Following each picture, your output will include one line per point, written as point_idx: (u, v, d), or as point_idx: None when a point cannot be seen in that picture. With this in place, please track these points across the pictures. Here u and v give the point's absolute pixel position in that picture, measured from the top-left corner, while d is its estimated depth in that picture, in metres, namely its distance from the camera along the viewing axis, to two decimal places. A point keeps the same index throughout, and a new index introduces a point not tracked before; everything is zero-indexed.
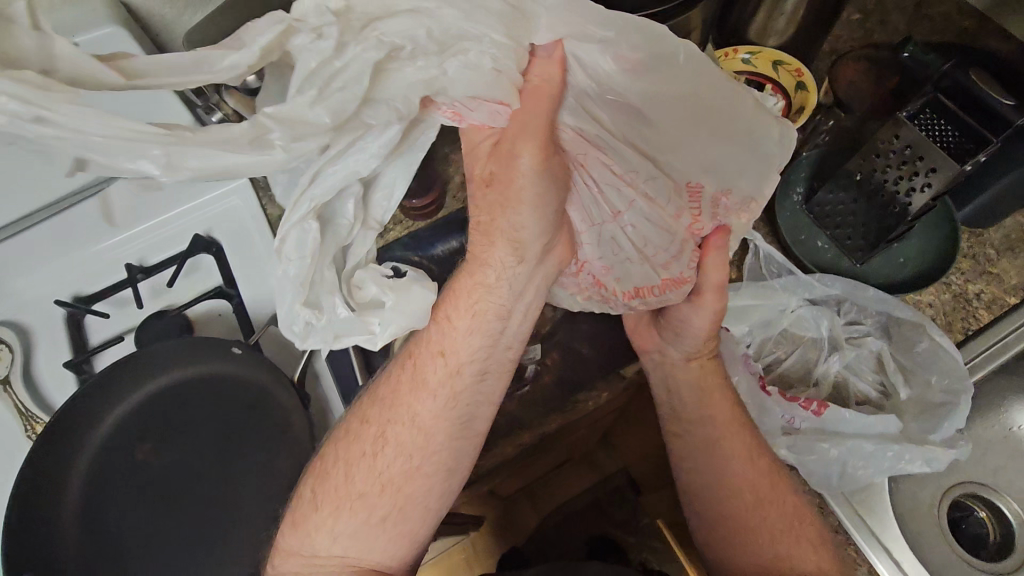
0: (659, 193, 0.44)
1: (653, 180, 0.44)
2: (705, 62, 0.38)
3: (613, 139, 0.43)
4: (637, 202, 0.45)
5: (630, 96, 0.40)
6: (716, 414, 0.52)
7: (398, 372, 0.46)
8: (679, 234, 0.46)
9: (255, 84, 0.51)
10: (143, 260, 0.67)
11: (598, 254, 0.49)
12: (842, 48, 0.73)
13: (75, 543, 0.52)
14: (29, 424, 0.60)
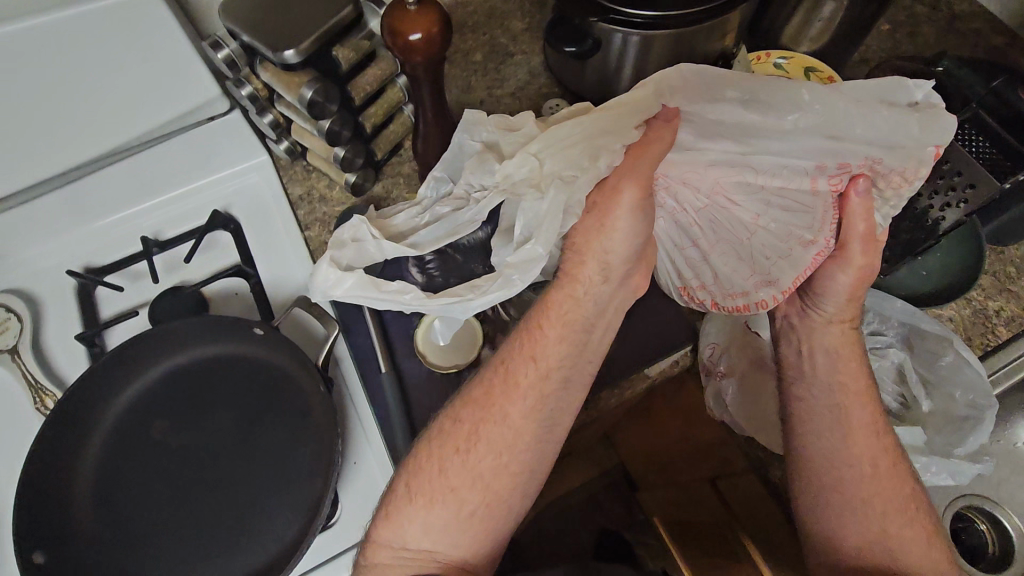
0: (793, 184, 0.43)
1: (786, 180, 0.43)
2: (820, 86, 0.40)
3: (737, 165, 0.43)
4: (772, 200, 0.45)
5: (742, 127, 0.41)
6: (816, 411, 0.50)
7: (489, 377, 0.45)
8: (820, 212, 0.45)
9: (294, 59, 0.50)
10: (159, 234, 0.66)
11: (725, 267, 0.49)
12: (872, 58, 0.73)
13: (87, 518, 0.51)
14: (38, 397, 0.58)
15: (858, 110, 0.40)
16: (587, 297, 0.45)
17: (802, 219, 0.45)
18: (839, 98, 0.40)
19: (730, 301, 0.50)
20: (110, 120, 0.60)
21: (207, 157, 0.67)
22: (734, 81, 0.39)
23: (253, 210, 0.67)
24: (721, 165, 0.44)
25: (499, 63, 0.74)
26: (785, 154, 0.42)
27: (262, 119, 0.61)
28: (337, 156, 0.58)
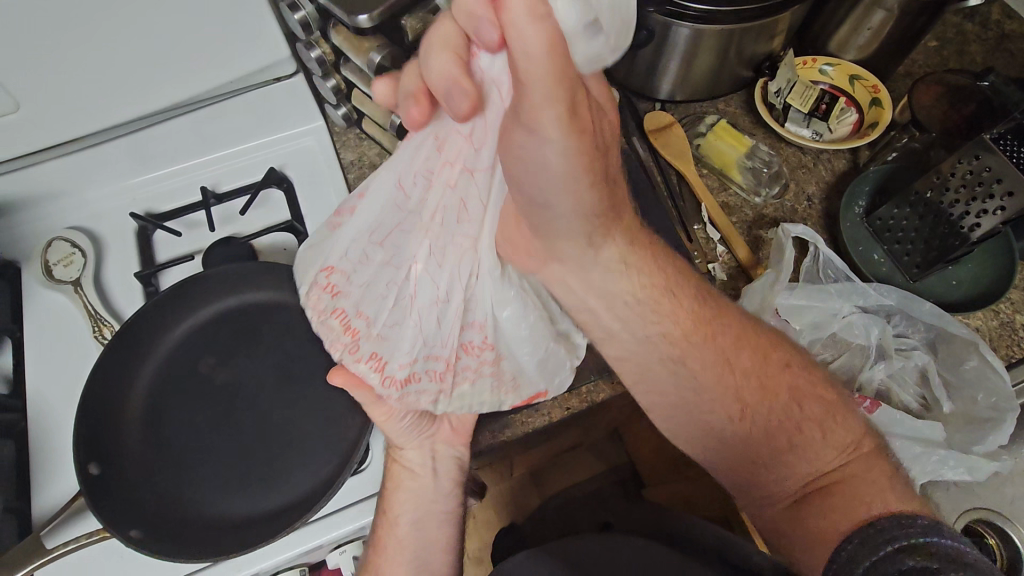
0: (446, 253, 0.41)
1: (447, 236, 0.41)
2: (484, 377, 0.47)
3: (457, 268, 0.42)
4: (422, 256, 0.41)
5: (447, 293, 0.43)
6: (744, 394, 0.51)
7: (376, 532, 0.55)
8: (450, 323, 0.44)
9: (366, 23, 0.52)
10: (218, 185, 0.70)
11: (358, 280, 0.44)
12: (917, 71, 0.74)
13: (135, 439, 0.54)
14: (96, 327, 0.61)
15: (501, 295, 0.45)
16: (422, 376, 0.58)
17: (443, 320, 0.43)
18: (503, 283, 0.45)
19: (355, 325, 0.44)
20: (181, 73, 0.63)
21: (268, 118, 0.71)
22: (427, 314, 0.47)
23: (307, 171, 0.71)
24: (472, 246, 0.42)
25: None
26: (449, 261, 0.42)
27: (325, 83, 0.65)
28: (394, 123, 0.62)
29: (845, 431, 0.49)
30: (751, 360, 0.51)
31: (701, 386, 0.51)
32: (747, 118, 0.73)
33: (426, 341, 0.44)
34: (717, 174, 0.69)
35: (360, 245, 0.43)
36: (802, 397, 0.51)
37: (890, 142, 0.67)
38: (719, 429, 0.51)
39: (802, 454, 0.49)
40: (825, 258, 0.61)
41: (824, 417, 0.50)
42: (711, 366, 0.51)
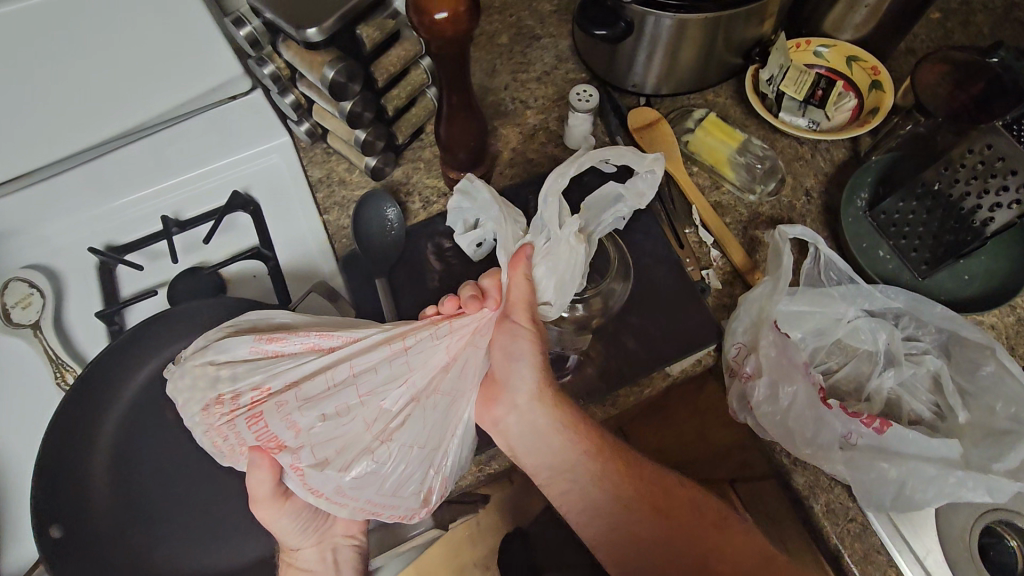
0: (426, 414, 0.46)
1: (429, 402, 0.46)
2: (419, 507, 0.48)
3: (432, 428, 0.46)
4: (405, 410, 0.45)
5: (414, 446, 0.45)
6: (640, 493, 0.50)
7: None
8: (410, 470, 0.46)
9: (317, 37, 0.48)
10: (179, 213, 0.66)
11: (319, 428, 0.43)
12: (920, 47, 0.69)
13: (102, 494, 0.51)
14: (58, 372, 0.58)
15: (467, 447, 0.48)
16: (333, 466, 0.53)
17: (404, 464, 0.45)
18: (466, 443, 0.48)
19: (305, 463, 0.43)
20: (130, 96, 0.60)
21: (230, 137, 0.67)
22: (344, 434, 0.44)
23: (274, 192, 0.66)
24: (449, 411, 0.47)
25: (525, 47, 0.72)
26: (422, 420, 0.45)
27: (284, 100, 0.61)
28: (359, 139, 0.58)
29: (753, 541, 0.50)
30: (650, 473, 0.51)
31: (614, 499, 0.49)
32: (738, 108, 0.68)
33: (394, 468, 0.45)
34: (708, 172, 0.65)
35: (333, 394, 0.44)
36: (709, 509, 0.51)
37: (894, 128, 0.63)
38: (630, 533, 0.49)
39: (722, 558, 0.49)
40: (826, 259, 0.57)
41: (732, 528, 0.51)
42: (623, 478, 0.50)
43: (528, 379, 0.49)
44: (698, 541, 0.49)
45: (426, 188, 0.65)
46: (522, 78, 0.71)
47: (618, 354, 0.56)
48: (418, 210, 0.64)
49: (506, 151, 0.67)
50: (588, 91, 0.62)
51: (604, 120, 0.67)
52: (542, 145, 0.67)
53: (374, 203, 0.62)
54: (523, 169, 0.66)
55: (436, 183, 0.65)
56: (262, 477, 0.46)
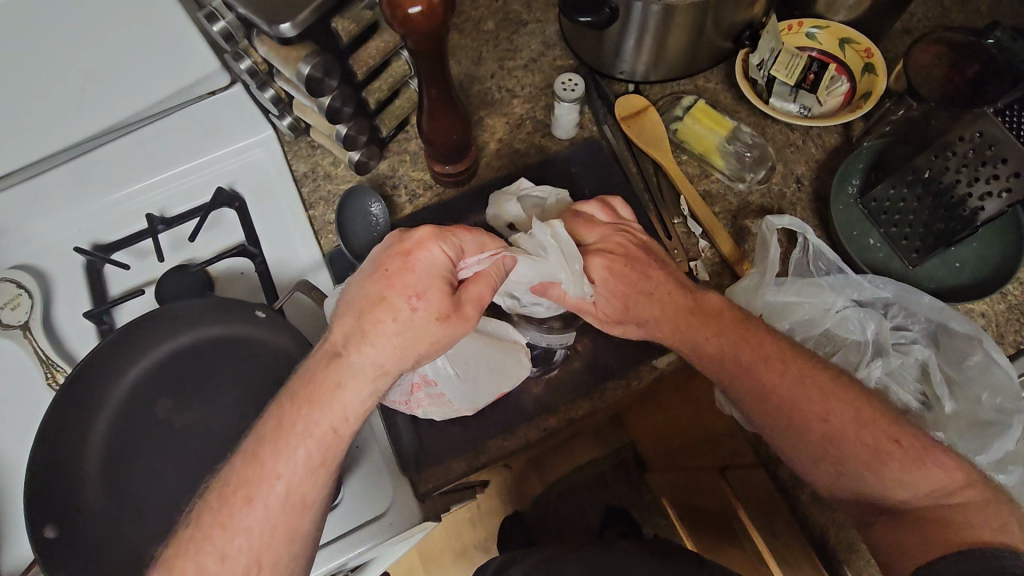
0: (483, 360, 0.50)
1: (487, 360, 0.51)
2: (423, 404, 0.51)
3: (478, 360, 0.50)
4: (476, 350, 0.50)
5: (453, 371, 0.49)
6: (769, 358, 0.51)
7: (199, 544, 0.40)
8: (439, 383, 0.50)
9: (291, 32, 0.47)
10: (164, 210, 0.65)
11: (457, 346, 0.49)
12: (915, 26, 0.68)
13: (96, 494, 0.52)
14: (49, 373, 0.58)
15: (479, 380, 0.51)
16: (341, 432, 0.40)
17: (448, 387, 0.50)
18: (475, 380, 0.51)
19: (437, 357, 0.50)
20: (112, 92, 0.59)
21: (212, 133, 0.65)
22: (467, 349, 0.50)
23: (259, 187, 0.66)
24: (488, 362, 0.51)
25: (511, 33, 0.71)
26: (478, 352, 0.50)
27: (263, 95, 0.59)
28: (340, 134, 0.57)
29: (948, 473, 0.45)
30: (780, 375, 0.50)
31: (837, 417, 0.48)
32: (728, 93, 0.67)
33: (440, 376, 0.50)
34: (697, 160, 0.64)
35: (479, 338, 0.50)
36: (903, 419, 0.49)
37: (885, 115, 0.61)
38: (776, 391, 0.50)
39: (860, 472, 0.47)
40: (814, 249, 0.57)
41: (926, 452, 0.46)
42: (771, 352, 0.51)
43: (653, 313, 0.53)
44: (854, 458, 0.48)
45: (411, 180, 0.65)
46: (508, 65, 0.69)
47: (604, 347, 0.57)
48: (405, 203, 0.64)
49: (491, 142, 0.66)
50: (573, 80, 0.61)
51: (591, 108, 0.66)
52: (529, 135, 0.67)
53: (357, 201, 0.62)
54: (511, 160, 0.66)
55: (421, 176, 0.65)
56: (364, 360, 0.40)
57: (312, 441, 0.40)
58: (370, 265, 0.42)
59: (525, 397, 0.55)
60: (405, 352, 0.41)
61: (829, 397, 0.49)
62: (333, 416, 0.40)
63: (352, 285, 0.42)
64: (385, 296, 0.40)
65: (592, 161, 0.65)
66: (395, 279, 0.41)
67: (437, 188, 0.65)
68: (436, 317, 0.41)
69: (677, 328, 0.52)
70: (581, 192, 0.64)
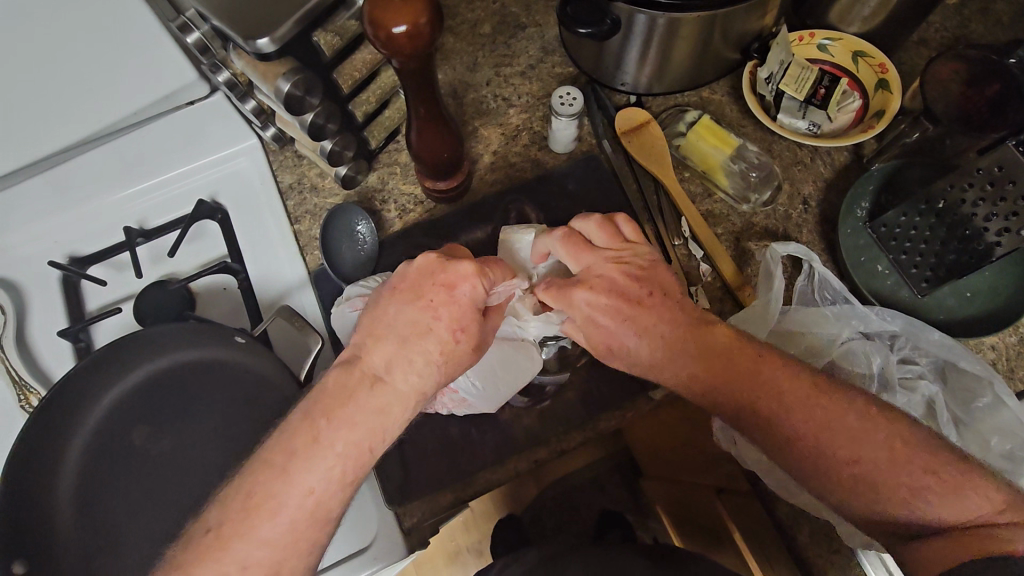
0: (504, 374, 0.50)
1: (508, 372, 0.50)
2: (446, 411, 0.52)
3: (499, 372, 0.50)
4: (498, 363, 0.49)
5: (476, 383, 0.50)
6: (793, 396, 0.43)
7: None
8: (463, 390, 0.50)
9: (269, 48, 0.44)
10: (144, 222, 0.62)
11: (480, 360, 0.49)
12: (933, 37, 0.65)
13: (71, 524, 0.51)
14: (22, 395, 0.56)
15: (499, 390, 0.50)
16: (326, 470, 0.35)
17: (473, 396, 0.51)
18: (497, 391, 0.50)
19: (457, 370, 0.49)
20: (86, 102, 0.56)
21: (193, 141, 0.62)
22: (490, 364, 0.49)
23: (243, 199, 0.63)
24: (510, 374, 0.50)
25: (508, 37, 0.67)
26: (500, 367, 0.50)
27: (245, 106, 0.60)
28: (324, 149, 0.55)
29: None
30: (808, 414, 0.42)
31: (870, 460, 0.41)
32: (733, 106, 0.64)
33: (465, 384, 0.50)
34: (700, 178, 0.61)
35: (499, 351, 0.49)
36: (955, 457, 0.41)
37: (900, 136, 0.58)
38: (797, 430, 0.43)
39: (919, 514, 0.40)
40: (820, 278, 0.55)
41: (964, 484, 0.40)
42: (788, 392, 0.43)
43: (639, 352, 0.46)
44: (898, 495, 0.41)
45: (401, 195, 0.62)
46: (504, 72, 0.66)
47: (599, 376, 0.55)
48: (394, 218, 0.61)
49: (486, 154, 0.64)
50: (572, 94, 0.58)
51: (590, 120, 0.64)
52: (525, 147, 0.64)
53: (344, 218, 0.60)
54: (505, 174, 0.63)
55: (412, 190, 0.62)
56: (405, 387, 0.38)
57: (343, 462, 0.36)
58: (404, 290, 0.40)
59: (516, 429, 0.53)
60: (446, 378, 0.40)
61: (859, 436, 0.42)
62: (372, 434, 0.37)
63: (387, 308, 0.40)
64: (431, 326, 0.39)
65: (590, 179, 0.62)
66: (441, 310, 0.40)
67: (428, 203, 0.62)
68: (471, 349, 0.41)
69: (684, 349, 0.46)
70: (578, 211, 0.61)
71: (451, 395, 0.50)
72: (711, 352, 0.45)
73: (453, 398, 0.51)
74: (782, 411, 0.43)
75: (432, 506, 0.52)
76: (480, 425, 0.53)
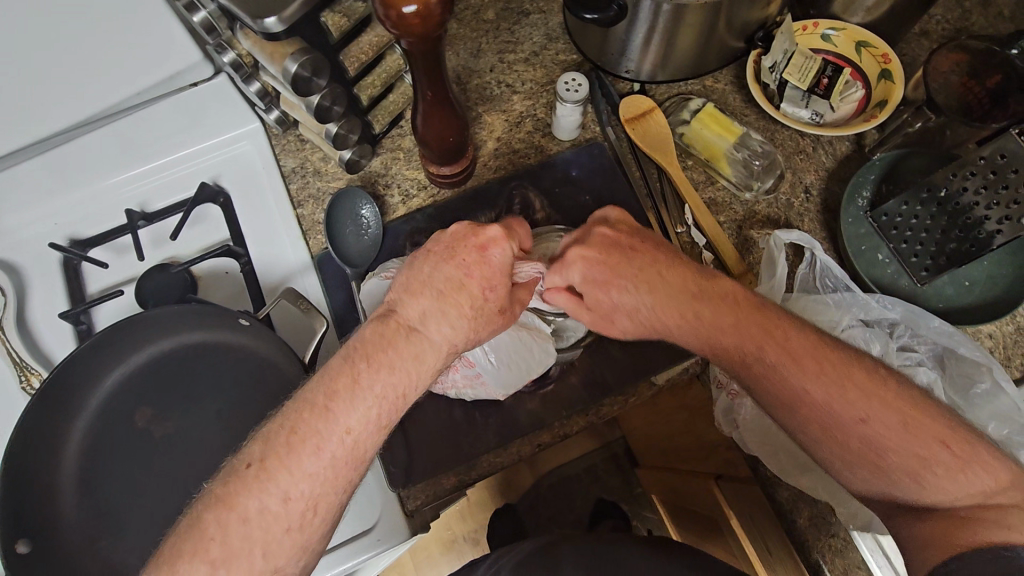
0: (521, 361, 0.51)
1: (523, 359, 0.51)
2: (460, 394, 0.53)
3: (514, 356, 0.51)
4: (513, 346, 0.51)
5: (492, 365, 0.51)
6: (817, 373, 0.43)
7: None
8: (480, 371, 0.51)
9: (277, 27, 0.44)
10: (144, 205, 0.62)
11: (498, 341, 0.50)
12: (934, 29, 0.65)
13: (72, 506, 0.51)
14: (23, 376, 0.56)
15: (513, 378, 0.52)
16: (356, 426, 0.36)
17: (489, 378, 0.51)
18: (510, 377, 0.52)
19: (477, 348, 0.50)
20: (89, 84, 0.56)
21: (196, 124, 0.62)
22: (507, 347, 0.51)
23: (246, 182, 0.62)
24: (525, 361, 0.51)
25: (513, 23, 0.67)
26: (516, 352, 0.51)
27: (249, 88, 0.58)
28: (329, 132, 0.54)
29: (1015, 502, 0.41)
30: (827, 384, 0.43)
31: (882, 424, 0.42)
32: (737, 95, 0.64)
33: (482, 364, 0.51)
34: (703, 166, 0.62)
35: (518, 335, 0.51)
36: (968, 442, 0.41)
37: (901, 125, 0.59)
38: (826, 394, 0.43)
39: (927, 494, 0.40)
40: (822, 266, 0.55)
41: (973, 455, 0.40)
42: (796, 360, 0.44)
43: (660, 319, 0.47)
44: (903, 469, 0.41)
45: (405, 180, 0.62)
46: (509, 58, 0.66)
47: (601, 361, 0.55)
48: (398, 203, 0.61)
49: (490, 140, 0.64)
50: (578, 80, 0.57)
51: (594, 108, 0.64)
52: (530, 134, 0.64)
53: (347, 203, 0.60)
54: (509, 160, 0.63)
55: (416, 175, 0.62)
56: (440, 333, 0.39)
57: (381, 404, 0.37)
58: (440, 251, 0.42)
59: (521, 413, 0.54)
60: (474, 333, 0.41)
61: (874, 410, 0.42)
62: (407, 381, 0.38)
63: (422, 267, 0.42)
64: (465, 282, 0.41)
65: (593, 166, 0.62)
66: (474, 269, 0.42)
67: (432, 188, 0.62)
68: (498, 310, 0.43)
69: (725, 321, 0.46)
70: (582, 197, 0.61)
71: (466, 374, 0.51)
72: (733, 316, 0.46)
73: (467, 376, 0.52)
74: (807, 376, 0.43)
75: (436, 488, 0.53)
76: (483, 410, 0.54)
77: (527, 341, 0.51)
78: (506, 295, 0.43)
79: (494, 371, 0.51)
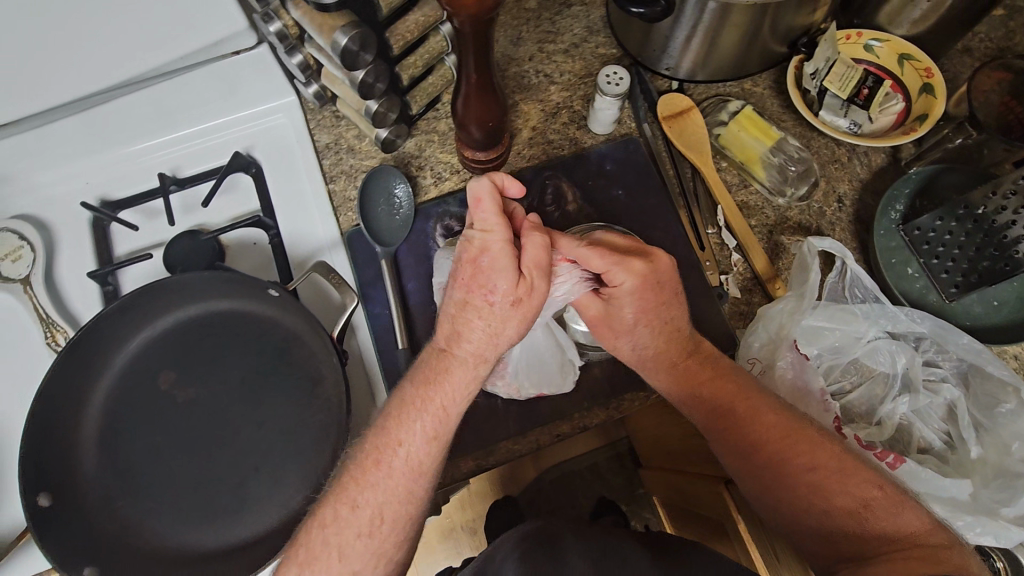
0: (547, 364, 0.52)
1: (548, 364, 0.52)
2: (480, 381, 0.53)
3: (542, 356, 0.52)
4: (544, 348, 0.52)
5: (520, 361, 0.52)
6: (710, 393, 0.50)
7: None
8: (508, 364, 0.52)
9: None
10: (177, 170, 0.63)
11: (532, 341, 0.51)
12: (976, 46, 0.65)
13: (92, 462, 0.51)
14: (49, 333, 0.57)
15: (533, 380, 0.52)
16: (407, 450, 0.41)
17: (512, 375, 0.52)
18: (532, 378, 0.52)
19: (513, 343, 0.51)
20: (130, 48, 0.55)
21: (233, 93, 0.62)
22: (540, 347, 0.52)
23: (278, 153, 0.63)
24: (547, 367, 0.52)
25: (554, 14, 0.67)
26: (544, 355, 0.52)
27: (291, 60, 0.57)
28: (369, 109, 0.54)
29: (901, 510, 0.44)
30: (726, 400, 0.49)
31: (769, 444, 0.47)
32: (775, 101, 0.64)
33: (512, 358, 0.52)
34: (738, 169, 0.62)
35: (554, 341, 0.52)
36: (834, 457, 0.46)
37: (944, 139, 0.58)
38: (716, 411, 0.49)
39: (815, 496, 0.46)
40: (853, 275, 0.55)
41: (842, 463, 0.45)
42: (740, 406, 0.49)
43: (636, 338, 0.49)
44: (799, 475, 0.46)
45: (438, 163, 0.62)
46: (548, 48, 0.66)
47: None
48: (429, 185, 0.61)
49: (524, 128, 0.63)
50: (619, 73, 0.57)
51: (631, 103, 0.64)
52: (565, 125, 0.64)
53: (380, 182, 0.60)
54: (543, 150, 0.63)
55: (449, 158, 0.62)
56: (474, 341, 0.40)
57: (428, 419, 0.40)
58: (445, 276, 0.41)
59: (542, 402, 0.54)
60: (498, 337, 0.40)
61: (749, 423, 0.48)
62: (444, 395, 0.40)
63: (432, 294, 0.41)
64: (467, 299, 0.40)
65: (627, 161, 0.62)
66: (470, 285, 0.39)
67: (463, 172, 0.62)
68: (511, 300, 0.39)
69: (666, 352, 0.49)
70: (614, 191, 0.61)
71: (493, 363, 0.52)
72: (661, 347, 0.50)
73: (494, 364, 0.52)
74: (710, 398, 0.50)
75: (453, 472, 0.53)
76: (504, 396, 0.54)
77: (558, 349, 0.52)
78: (510, 281, 0.39)
79: (520, 369, 0.52)
